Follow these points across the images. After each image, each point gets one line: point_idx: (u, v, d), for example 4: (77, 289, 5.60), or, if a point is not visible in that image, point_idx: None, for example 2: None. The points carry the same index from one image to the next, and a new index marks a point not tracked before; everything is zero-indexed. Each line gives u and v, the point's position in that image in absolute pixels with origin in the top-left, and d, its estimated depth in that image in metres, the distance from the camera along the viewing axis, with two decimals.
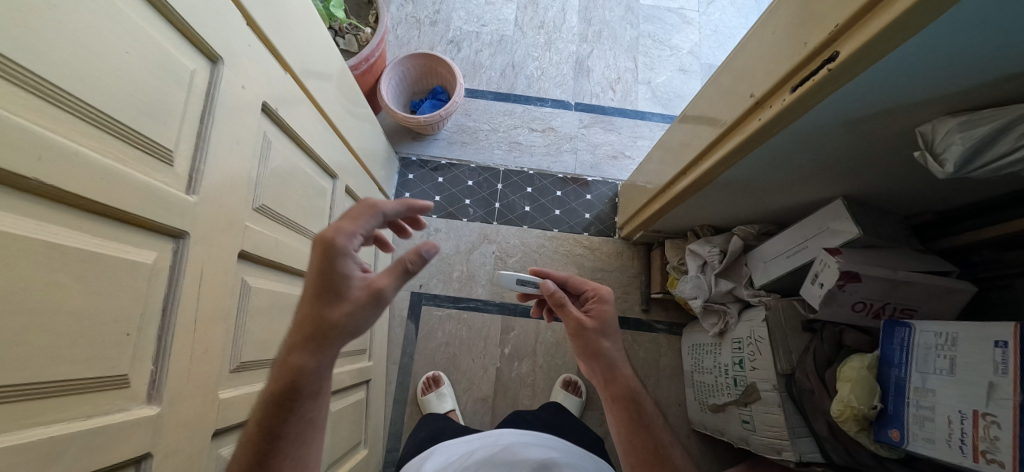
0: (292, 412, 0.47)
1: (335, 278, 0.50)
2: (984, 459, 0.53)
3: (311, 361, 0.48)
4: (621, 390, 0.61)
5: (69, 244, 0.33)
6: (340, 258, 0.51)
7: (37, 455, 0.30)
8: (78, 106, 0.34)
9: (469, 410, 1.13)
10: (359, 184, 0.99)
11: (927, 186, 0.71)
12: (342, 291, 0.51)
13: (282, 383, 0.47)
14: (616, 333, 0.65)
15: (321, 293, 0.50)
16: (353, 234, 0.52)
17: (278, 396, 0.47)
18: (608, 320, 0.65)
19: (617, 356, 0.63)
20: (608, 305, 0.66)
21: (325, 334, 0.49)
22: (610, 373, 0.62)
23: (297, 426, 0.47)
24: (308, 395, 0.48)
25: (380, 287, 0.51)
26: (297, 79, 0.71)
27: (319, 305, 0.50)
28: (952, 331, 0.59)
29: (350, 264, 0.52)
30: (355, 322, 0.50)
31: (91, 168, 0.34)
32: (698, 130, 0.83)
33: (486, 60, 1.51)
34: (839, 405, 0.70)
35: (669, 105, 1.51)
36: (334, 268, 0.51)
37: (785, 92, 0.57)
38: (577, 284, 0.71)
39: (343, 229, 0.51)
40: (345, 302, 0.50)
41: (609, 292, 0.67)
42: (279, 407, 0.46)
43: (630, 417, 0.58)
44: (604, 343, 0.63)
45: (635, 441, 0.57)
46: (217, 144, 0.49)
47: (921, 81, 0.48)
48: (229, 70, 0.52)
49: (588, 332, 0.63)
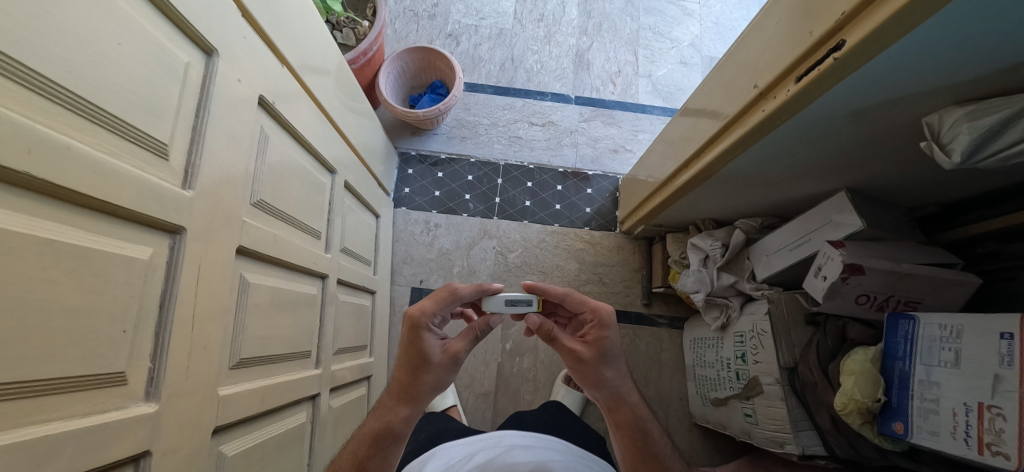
0: (383, 452, 0.52)
1: (421, 348, 0.55)
2: (989, 451, 0.52)
3: (403, 415, 0.53)
4: (625, 418, 0.57)
5: (61, 239, 0.32)
6: (424, 332, 0.56)
7: (34, 452, 0.30)
8: (68, 98, 0.33)
9: (470, 405, 1.13)
10: (358, 179, 0.98)
11: (932, 178, 0.71)
12: (425, 359, 0.55)
13: (378, 427, 0.53)
14: (620, 360, 0.59)
15: (412, 362, 0.55)
16: (433, 313, 0.57)
17: (374, 435, 0.53)
18: (608, 348, 0.59)
19: (621, 385, 0.58)
20: (609, 330, 0.60)
21: (416, 395, 0.54)
22: (615, 401, 0.58)
23: (383, 464, 0.52)
24: (396, 440, 0.52)
25: (457, 352, 0.56)
26: (294, 73, 0.69)
27: (410, 372, 0.55)
28: (957, 323, 0.59)
29: (432, 336, 0.57)
30: (443, 382, 0.56)
31: (84, 163, 0.34)
32: (700, 123, 0.82)
33: (485, 54, 1.49)
34: (842, 397, 0.70)
35: (670, 98, 1.50)
36: (420, 341, 0.56)
37: (789, 82, 0.56)
38: (575, 302, 0.63)
39: (426, 309, 0.57)
40: (430, 368, 0.55)
41: (610, 314, 0.60)
42: (373, 447, 0.52)
43: (636, 446, 0.56)
44: (606, 373, 0.58)
45: (643, 469, 0.55)
46: (213, 139, 0.49)
47: (929, 70, 0.48)
48: (225, 64, 0.51)
49: (587, 364, 0.58)
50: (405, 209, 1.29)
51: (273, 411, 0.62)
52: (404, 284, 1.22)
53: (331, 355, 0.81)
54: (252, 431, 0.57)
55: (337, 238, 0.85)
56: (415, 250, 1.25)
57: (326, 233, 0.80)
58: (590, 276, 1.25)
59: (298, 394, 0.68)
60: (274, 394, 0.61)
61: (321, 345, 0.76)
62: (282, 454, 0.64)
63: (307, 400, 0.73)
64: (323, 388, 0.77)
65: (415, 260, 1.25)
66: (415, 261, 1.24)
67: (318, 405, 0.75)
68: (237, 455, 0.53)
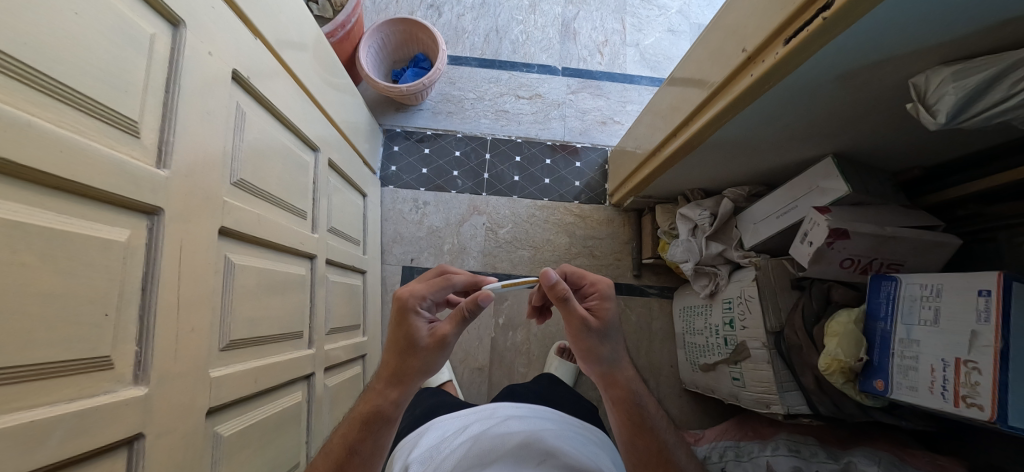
0: (374, 436, 0.52)
1: (409, 333, 0.54)
2: (964, 403, 0.55)
3: (392, 398, 0.53)
4: (621, 393, 0.57)
5: (30, 222, 0.31)
6: (413, 315, 0.54)
7: (21, 437, 0.29)
8: (21, 71, 0.31)
9: (466, 379, 1.15)
10: (342, 157, 0.95)
11: (918, 141, 0.71)
12: (413, 342, 0.53)
13: (367, 410, 0.53)
14: (618, 333, 0.59)
15: (399, 345, 0.54)
16: (424, 296, 0.56)
17: (363, 418, 0.52)
18: (609, 319, 0.59)
19: (617, 358, 0.58)
20: (610, 302, 0.61)
21: (406, 378, 0.53)
22: (611, 375, 0.57)
23: (375, 446, 0.52)
24: (387, 423, 0.52)
25: (445, 335, 0.53)
26: (270, 47, 0.66)
27: (398, 354, 0.54)
28: (936, 283, 0.61)
29: (420, 320, 0.55)
30: (431, 366, 0.54)
31: (48, 142, 0.31)
32: (687, 91, 0.81)
33: (468, 25, 1.44)
34: (825, 358, 0.72)
35: (658, 67, 1.47)
36: (407, 324, 0.54)
37: (778, 45, 0.55)
38: (575, 278, 0.66)
39: (415, 291, 0.55)
40: (417, 351, 0.53)
41: (610, 286, 0.61)
42: (364, 429, 0.52)
43: (632, 421, 0.56)
44: (605, 347, 0.57)
45: (638, 443, 0.55)
46: (187, 116, 0.46)
47: (924, 28, 0.46)
48: (194, 36, 0.47)
49: (591, 333, 0.56)
50: (393, 188, 1.26)
51: (268, 391, 0.62)
52: (394, 263, 1.22)
53: (324, 335, 0.81)
54: (247, 411, 0.57)
55: (324, 217, 0.83)
56: (404, 229, 1.24)
57: (312, 213, 0.78)
58: (580, 250, 1.25)
59: (293, 374, 0.68)
60: (267, 374, 0.60)
61: (313, 325, 0.76)
62: (278, 433, 0.64)
63: (302, 380, 0.73)
64: (318, 368, 0.77)
65: (405, 239, 1.23)
66: (404, 240, 1.23)
67: (313, 385, 0.75)
68: (234, 435, 0.54)
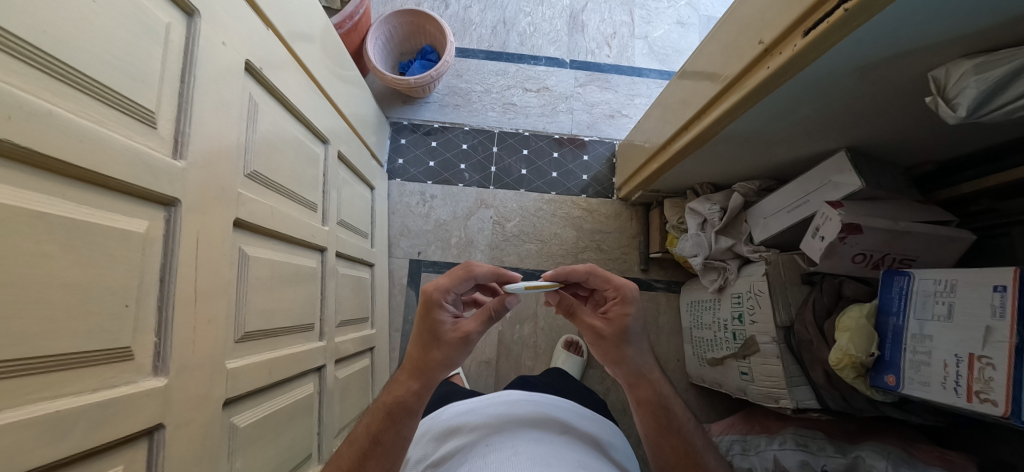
0: (398, 426, 0.51)
1: (433, 325, 0.55)
2: (977, 399, 0.55)
3: (413, 390, 0.53)
4: (647, 395, 0.57)
5: (51, 212, 0.31)
6: (437, 308, 0.56)
7: (43, 428, 0.29)
8: (39, 58, 0.30)
9: (473, 372, 1.15)
10: (351, 149, 0.95)
11: (935, 134, 0.70)
12: (437, 335, 0.54)
13: (390, 402, 0.53)
14: (642, 336, 0.59)
15: (423, 337, 0.55)
16: (448, 289, 0.57)
17: (387, 409, 0.53)
18: (630, 326, 0.58)
19: (643, 361, 0.58)
20: (631, 308, 0.59)
21: (428, 370, 0.53)
22: (636, 377, 0.58)
23: (398, 438, 0.51)
24: (409, 414, 0.52)
25: (469, 332, 0.54)
26: (282, 39, 0.65)
27: (422, 347, 0.55)
28: (951, 278, 0.61)
29: (445, 313, 0.56)
30: (453, 361, 0.55)
31: (67, 131, 0.31)
32: (699, 85, 0.80)
33: (475, 17, 1.42)
34: (837, 353, 0.72)
35: (666, 60, 1.45)
36: (431, 317, 0.55)
37: (796, 37, 0.54)
38: (598, 280, 0.62)
39: (439, 284, 0.56)
40: (441, 344, 0.54)
41: (632, 291, 0.60)
42: (388, 420, 0.52)
43: (659, 423, 0.56)
44: (628, 351, 0.58)
45: (665, 445, 0.55)
46: (202, 105, 0.46)
47: (950, 18, 0.45)
48: (208, 26, 0.47)
49: (607, 340, 0.59)
50: (400, 181, 1.26)
51: (282, 382, 0.63)
52: (402, 257, 1.22)
53: (334, 327, 0.81)
54: (261, 403, 0.57)
55: (334, 210, 0.83)
56: (411, 222, 1.24)
57: (322, 205, 0.78)
58: (587, 244, 1.25)
59: (305, 366, 0.68)
60: (280, 366, 0.61)
61: (323, 318, 0.76)
62: (291, 425, 0.65)
63: (313, 372, 0.73)
64: (328, 360, 0.78)
65: (412, 232, 1.23)
66: (411, 233, 1.23)
67: (324, 377, 0.76)
68: (248, 426, 0.54)
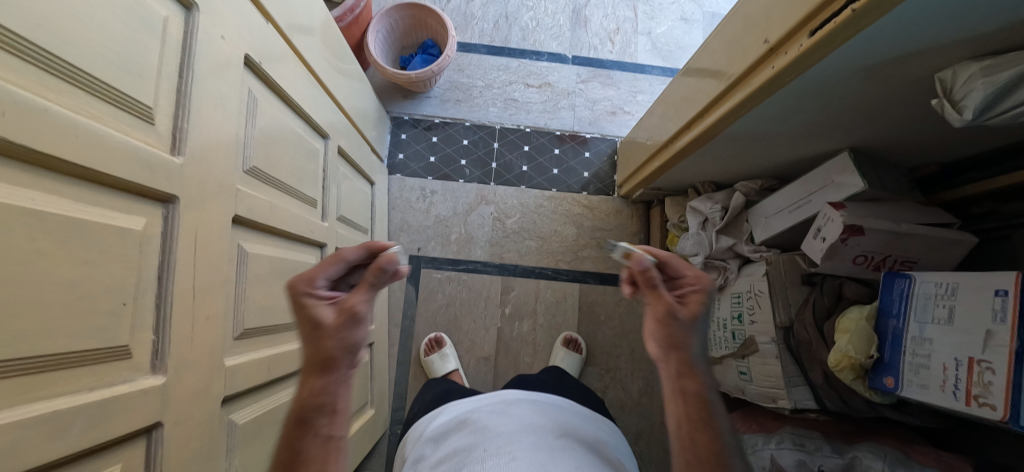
0: (307, 440, 0.41)
1: (310, 316, 0.46)
2: (976, 403, 0.55)
3: (321, 389, 0.43)
4: (694, 387, 0.48)
5: (49, 210, 0.30)
6: (307, 299, 0.46)
7: (39, 428, 0.29)
8: (33, 51, 0.30)
9: (472, 369, 1.15)
10: (351, 144, 0.94)
11: (940, 136, 0.69)
12: (320, 325, 0.45)
13: (298, 413, 0.42)
14: (704, 326, 0.52)
15: (312, 332, 0.45)
16: (314, 276, 0.47)
17: (295, 423, 0.42)
18: (703, 313, 0.52)
19: (699, 350, 0.50)
20: (708, 296, 0.53)
21: (333, 363, 0.44)
22: (688, 367, 0.49)
23: (318, 453, 0.41)
24: (324, 418, 0.42)
25: (353, 306, 0.46)
26: (281, 32, 0.64)
27: (317, 343, 0.45)
28: (952, 281, 0.60)
29: (317, 302, 0.46)
30: (362, 342, 0.46)
31: (63, 128, 0.31)
32: (702, 83, 0.79)
33: (477, 11, 1.41)
34: (836, 355, 0.72)
35: (670, 57, 1.44)
36: (306, 308, 0.46)
37: (803, 36, 0.53)
38: (676, 267, 0.56)
39: (307, 272, 0.47)
40: (334, 333, 0.45)
41: (712, 280, 0.53)
42: (294, 436, 0.41)
43: (697, 416, 0.46)
44: (689, 338, 0.50)
45: (699, 446, 0.44)
46: (200, 100, 0.45)
47: (963, 18, 0.44)
48: (207, 19, 0.46)
49: (677, 323, 0.51)
50: (400, 176, 1.25)
51: (280, 379, 0.63)
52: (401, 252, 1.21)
53: None
54: (260, 399, 0.58)
55: (333, 206, 0.83)
56: (411, 218, 1.23)
57: (322, 201, 0.78)
58: (588, 241, 1.25)
59: None
60: (279, 363, 0.61)
61: None
62: None
63: None
64: None
65: (412, 228, 1.23)
66: (411, 229, 1.23)
67: None
68: (247, 423, 0.54)
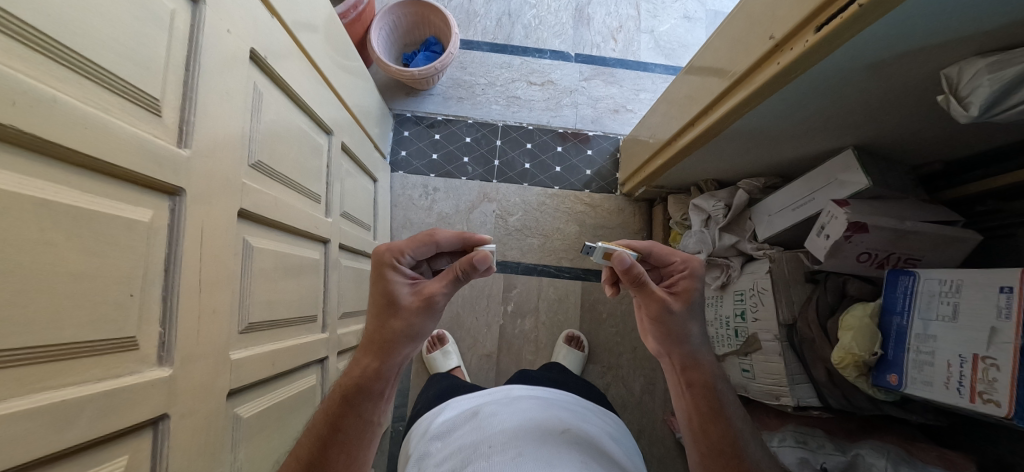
0: (356, 409, 0.49)
1: (389, 290, 0.54)
2: (980, 399, 0.55)
3: (372, 368, 0.51)
4: (700, 377, 0.55)
5: (58, 200, 0.31)
6: (391, 271, 0.55)
7: (47, 418, 0.29)
8: (44, 42, 0.30)
9: (474, 366, 1.16)
10: (354, 141, 0.94)
11: (944, 133, 0.69)
12: (394, 301, 0.54)
13: (349, 385, 0.51)
14: (699, 310, 0.59)
15: (382, 306, 0.54)
16: (402, 251, 0.56)
17: (345, 392, 0.50)
18: (694, 298, 0.59)
19: (700, 342, 0.57)
20: (697, 281, 0.60)
21: (389, 344, 0.52)
22: (691, 359, 0.56)
23: (359, 421, 0.49)
24: (369, 396, 0.50)
25: (432, 293, 0.53)
26: (286, 28, 0.64)
27: (380, 316, 0.54)
28: (956, 278, 0.60)
29: (399, 277, 0.55)
30: (415, 330, 0.53)
31: (72, 118, 0.31)
32: (706, 80, 0.79)
33: (480, 8, 1.41)
34: (840, 352, 0.72)
35: (672, 55, 1.43)
36: (386, 280, 0.55)
37: (809, 32, 0.52)
38: (661, 253, 0.62)
39: (393, 246, 0.56)
40: (400, 312, 0.53)
41: (700, 264, 0.60)
42: (344, 404, 0.49)
43: (705, 407, 0.53)
44: (690, 328, 0.57)
45: (710, 431, 0.51)
46: (206, 93, 0.45)
47: (970, 13, 0.44)
48: (213, 13, 0.46)
49: (670, 315, 0.57)
50: (402, 173, 1.25)
51: (283, 374, 0.63)
52: None
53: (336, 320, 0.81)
54: (264, 394, 0.58)
55: (337, 202, 0.83)
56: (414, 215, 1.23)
57: (326, 197, 0.78)
58: (590, 239, 1.25)
59: (307, 358, 0.68)
60: (283, 358, 0.61)
61: (326, 310, 0.76)
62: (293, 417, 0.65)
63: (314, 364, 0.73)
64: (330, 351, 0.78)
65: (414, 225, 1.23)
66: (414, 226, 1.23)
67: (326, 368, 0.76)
68: (251, 417, 0.54)
